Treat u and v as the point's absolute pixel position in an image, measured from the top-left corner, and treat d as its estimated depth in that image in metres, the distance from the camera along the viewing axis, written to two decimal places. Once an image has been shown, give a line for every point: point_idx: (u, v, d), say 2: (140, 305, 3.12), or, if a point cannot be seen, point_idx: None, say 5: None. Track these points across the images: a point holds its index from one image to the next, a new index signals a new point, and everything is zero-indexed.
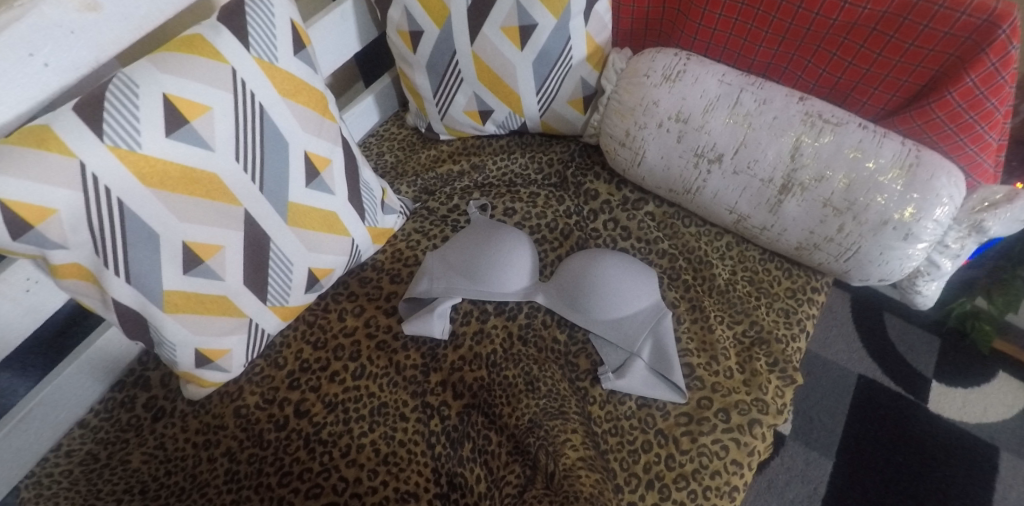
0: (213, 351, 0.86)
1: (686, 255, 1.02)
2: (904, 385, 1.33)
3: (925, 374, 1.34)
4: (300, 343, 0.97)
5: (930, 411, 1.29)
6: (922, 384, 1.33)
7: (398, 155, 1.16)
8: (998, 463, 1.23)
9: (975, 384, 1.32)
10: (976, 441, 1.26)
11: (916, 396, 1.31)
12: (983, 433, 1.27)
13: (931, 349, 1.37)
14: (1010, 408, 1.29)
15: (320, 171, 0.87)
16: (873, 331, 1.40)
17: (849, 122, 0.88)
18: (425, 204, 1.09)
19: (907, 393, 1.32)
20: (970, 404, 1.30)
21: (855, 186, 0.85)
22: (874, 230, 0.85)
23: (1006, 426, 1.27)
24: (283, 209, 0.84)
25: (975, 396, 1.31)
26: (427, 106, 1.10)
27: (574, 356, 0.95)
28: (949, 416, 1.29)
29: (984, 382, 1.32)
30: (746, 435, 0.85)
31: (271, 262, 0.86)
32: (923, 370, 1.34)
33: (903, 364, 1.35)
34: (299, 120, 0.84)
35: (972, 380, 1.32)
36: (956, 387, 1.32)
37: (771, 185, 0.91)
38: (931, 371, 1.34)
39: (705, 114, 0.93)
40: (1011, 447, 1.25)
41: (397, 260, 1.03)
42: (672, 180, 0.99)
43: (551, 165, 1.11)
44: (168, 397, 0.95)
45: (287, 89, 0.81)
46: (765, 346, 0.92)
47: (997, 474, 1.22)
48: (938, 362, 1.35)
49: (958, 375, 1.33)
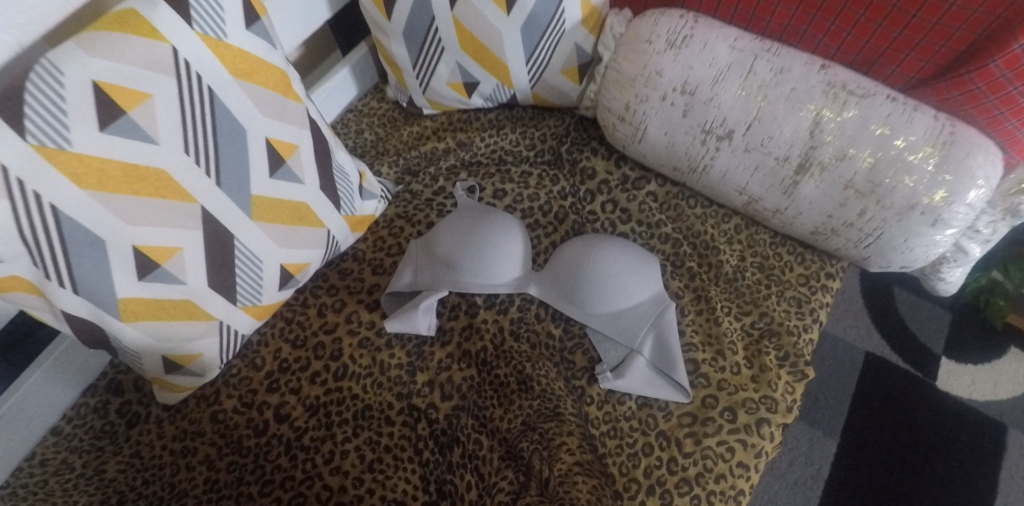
0: (181, 357, 0.80)
1: (691, 239, 0.94)
2: (912, 363, 1.27)
3: (935, 350, 1.28)
4: (278, 342, 0.90)
5: (939, 389, 1.24)
6: (932, 361, 1.27)
7: (378, 133, 1.07)
8: (1007, 442, 1.19)
9: (986, 360, 1.26)
10: (985, 419, 1.21)
11: (926, 374, 1.26)
12: (991, 411, 1.22)
13: (941, 324, 1.31)
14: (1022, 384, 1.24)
15: (285, 159, 0.79)
16: (882, 305, 1.34)
17: (877, 93, 0.79)
18: (408, 186, 1.01)
19: (916, 371, 1.26)
20: (981, 381, 1.25)
21: (881, 165, 0.77)
22: (899, 215, 0.78)
23: (1016, 403, 1.22)
24: (246, 202, 0.76)
25: (985, 373, 1.25)
26: (407, 79, 1.00)
27: (570, 353, 0.88)
28: (958, 393, 1.24)
29: (995, 358, 1.27)
30: (754, 436, 0.80)
31: (238, 260, 0.79)
32: (932, 346, 1.28)
33: (912, 341, 1.29)
34: (256, 102, 0.75)
35: (983, 356, 1.27)
36: (966, 364, 1.26)
37: (787, 164, 0.82)
38: (941, 346, 1.28)
39: (714, 85, 0.83)
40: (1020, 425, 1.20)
41: (380, 250, 0.96)
42: (677, 159, 0.91)
43: (544, 141, 1.02)
44: (143, 402, 0.89)
45: (242, 69, 0.73)
46: (775, 338, 0.86)
47: (1005, 452, 1.18)
48: (949, 337, 1.29)
49: (970, 351, 1.27)
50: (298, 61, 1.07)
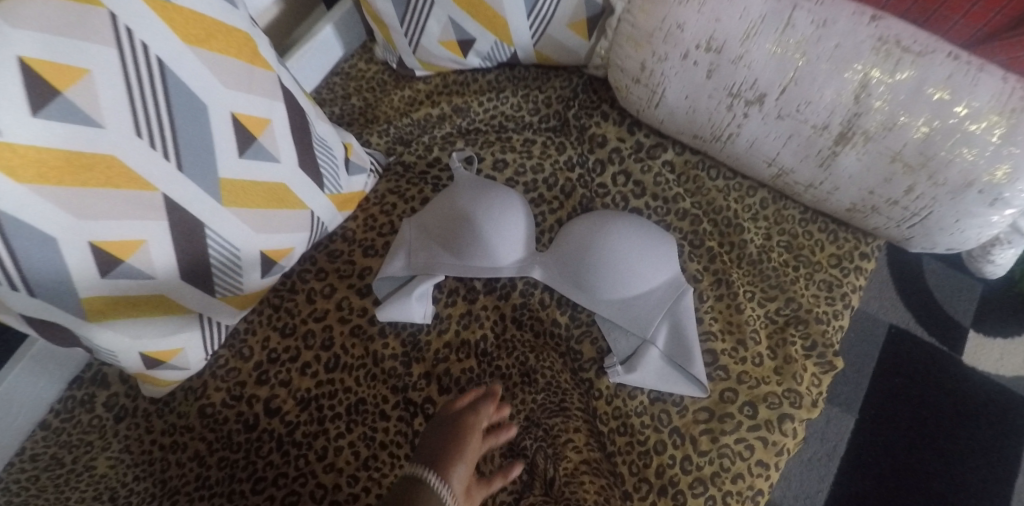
0: (161, 352, 0.75)
1: (711, 215, 0.85)
2: (939, 337, 1.19)
3: (963, 323, 1.20)
4: (267, 330, 0.84)
5: (964, 363, 1.17)
6: (959, 333, 1.19)
7: (366, 98, 0.97)
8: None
9: (1017, 334, 1.18)
10: (1013, 395, 1.15)
11: (951, 348, 1.18)
12: (1020, 387, 1.15)
13: (972, 295, 1.22)
14: None
15: (256, 136, 0.71)
16: (909, 274, 1.24)
17: (936, 50, 0.67)
18: (400, 157, 0.92)
19: (941, 345, 1.19)
20: (1009, 355, 1.17)
21: (936, 137, 0.67)
22: (953, 192, 0.69)
23: None
24: (214, 187, 0.69)
25: (1014, 347, 1.18)
26: (395, 37, 0.90)
27: (577, 342, 0.82)
28: (984, 369, 1.17)
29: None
30: (775, 433, 0.73)
31: (212, 250, 0.72)
32: (960, 318, 1.20)
33: (939, 313, 1.21)
34: (217, 72, 0.66)
35: (1013, 328, 1.19)
36: (994, 338, 1.18)
37: (826, 133, 0.73)
38: (969, 318, 1.20)
39: (745, 41, 0.72)
40: None
41: (371, 229, 0.88)
42: (699, 126, 0.81)
43: (549, 105, 0.92)
44: (130, 395, 0.84)
45: (195, 35, 0.64)
46: (802, 326, 0.79)
47: None
48: (979, 309, 1.21)
49: (1000, 323, 1.19)
50: (278, 19, 0.96)
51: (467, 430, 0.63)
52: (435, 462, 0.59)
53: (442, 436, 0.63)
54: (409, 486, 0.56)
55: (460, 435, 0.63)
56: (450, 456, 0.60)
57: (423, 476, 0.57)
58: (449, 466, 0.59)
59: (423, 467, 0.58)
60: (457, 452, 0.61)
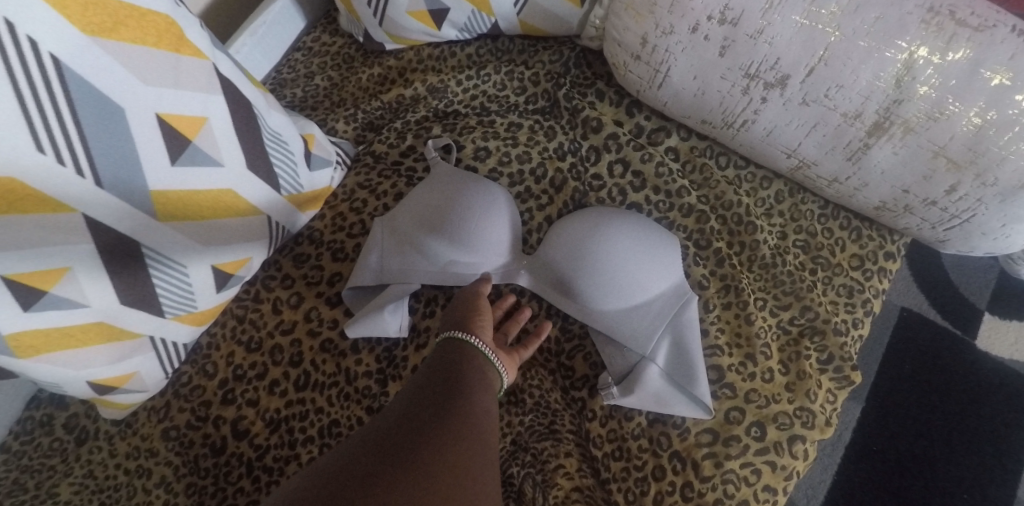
0: (113, 379, 0.68)
1: (719, 211, 0.76)
2: (951, 319, 1.11)
3: (979, 304, 1.11)
4: (231, 345, 0.77)
5: (978, 347, 1.09)
6: (974, 316, 1.10)
7: (332, 77, 0.91)
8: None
9: None
10: None
11: (966, 331, 1.10)
12: None
13: (991, 274, 1.13)
14: None
15: (190, 139, 0.61)
16: (924, 259, 1.15)
17: (997, 24, 0.55)
18: (370, 147, 0.84)
19: (954, 328, 1.10)
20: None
21: (989, 131, 0.56)
22: (1004, 194, 0.59)
23: None
24: (145, 202, 0.60)
25: None
26: (358, 8, 0.83)
27: (568, 357, 0.74)
28: (999, 354, 1.08)
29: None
30: (785, 456, 0.66)
31: (154, 271, 0.64)
32: (976, 300, 1.11)
33: (954, 295, 1.12)
34: (134, 68, 0.56)
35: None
36: (1012, 320, 1.09)
37: (858, 122, 0.62)
38: (985, 300, 1.11)
39: (767, 12, 0.60)
40: None
41: (339, 229, 0.80)
42: (707, 110, 0.71)
43: (537, 83, 0.83)
44: (91, 416, 0.78)
45: (97, 24, 0.53)
46: (818, 337, 0.71)
47: None
48: (997, 290, 1.11)
49: (1021, 307, 1.10)
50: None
51: (477, 298, 0.68)
52: (461, 321, 0.65)
53: (458, 307, 0.68)
54: (448, 345, 0.63)
55: (473, 301, 0.68)
56: (471, 313, 0.66)
57: (454, 332, 0.63)
58: (474, 321, 0.65)
59: (451, 329, 0.65)
60: (477, 311, 0.67)
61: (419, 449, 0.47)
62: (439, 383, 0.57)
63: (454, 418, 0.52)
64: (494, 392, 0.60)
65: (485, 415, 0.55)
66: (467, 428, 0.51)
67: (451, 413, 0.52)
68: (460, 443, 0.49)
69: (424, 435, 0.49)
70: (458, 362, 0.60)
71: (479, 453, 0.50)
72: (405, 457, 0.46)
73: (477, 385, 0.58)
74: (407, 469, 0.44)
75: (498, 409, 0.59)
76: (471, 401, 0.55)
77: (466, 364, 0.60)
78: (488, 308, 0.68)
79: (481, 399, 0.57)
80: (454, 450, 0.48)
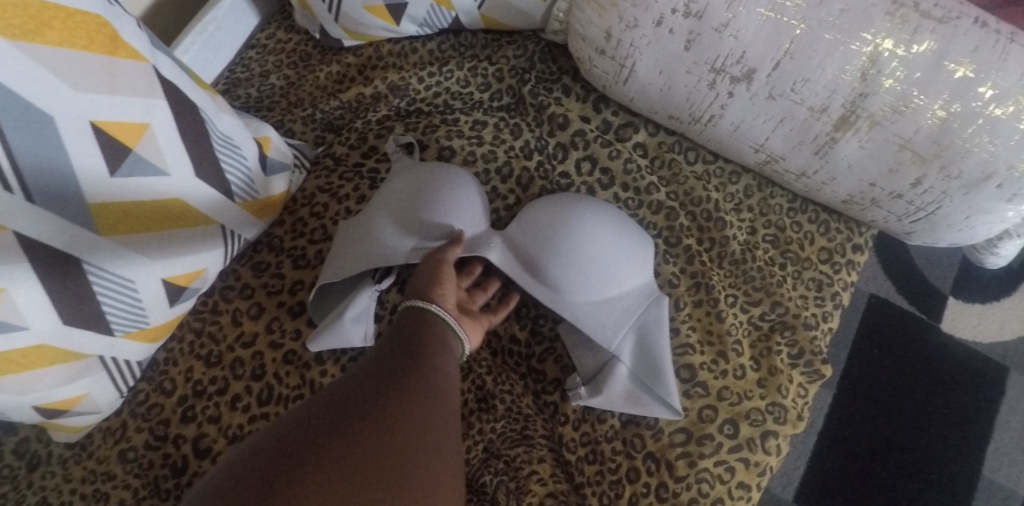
0: (61, 402, 0.64)
1: (689, 208, 0.75)
2: (917, 304, 1.12)
3: (944, 289, 1.13)
4: (189, 360, 0.74)
5: (943, 330, 1.11)
6: (939, 301, 1.12)
7: (288, 75, 0.87)
8: (1018, 386, 1.07)
9: (995, 298, 1.12)
10: (987, 361, 1.09)
11: (931, 315, 1.11)
12: (996, 353, 1.09)
13: (953, 259, 1.15)
14: None
15: (131, 147, 0.58)
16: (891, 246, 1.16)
17: (962, 15, 0.55)
18: (330, 148, 0.81)
19: (920, 312, 1.12)
20: (988, 321, 1.11)
21: (954, 123, 0.56)
22: (967, 186, 0.59)
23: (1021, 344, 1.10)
24: (83, 216, 0.56)
25: (992, 311, 1.11)
26: (312, 4, 0.79)
27: (539, 361, 0.73)
28: (963, 336, 1.10)
29: (1008, 295, 1.12)
30: (758, 453, 0.66)
31: (98, 288, 0.60)
32: (940, 285, 1.13)
33: (920, 280, 1.13)
34: (64, 73, 0.52)
35: (993, 292, 1.13)
36: (974, 303, 1.12)
37: (824, 116, 0.61)
38: (949, 285, 1.13)
39: (732, 4, 0.58)
40: None
41: (300, 235, 0.78)
42: (675, 106, 0.70)
43: (501, 79, 0.81)
44: (42, 440, 0.74)
45: (18, 27, 0.49)
46: (789, 332, 0.71)
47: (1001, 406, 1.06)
48: (960, 274, 1.14)
49: (981, 290, 1.12)
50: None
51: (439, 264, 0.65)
52: (422, 289, 0.63)
53: (421, 274, 0.65)
54: (410, 315, 0.61)
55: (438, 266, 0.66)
56: (434, 279, 0.64)
57: (415, 301, 0.62)
58: (435, 289, 0.63)
59: (412, 295, 0.64)
60: (438, 279, 0.64)
61: (378, 406, 0.47)
62: (401, 346, 0.56)
63: (415, 377, 0.52)
64: (455, 357, 0.60)
65: (445, 377, 0.55)
66: (428, 388, 0.51)
67: (411, 373, 0.52)
68: (420, 401, 0.49)
69: (384, 392, 0.49)
70: (419, 326, 0.60)
71: (440, 410, 0.50)
72: (364, 412, 0.46)
73: (438, 348, 0.58)
74: (367, 426, 0.44)
75: (459, 370, 0.59)
76: (432, 364, 0.55)
77: (427, 330, 0.59)
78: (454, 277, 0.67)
79: (442, 359, 0.57)
80: (413, 406, 0.48)
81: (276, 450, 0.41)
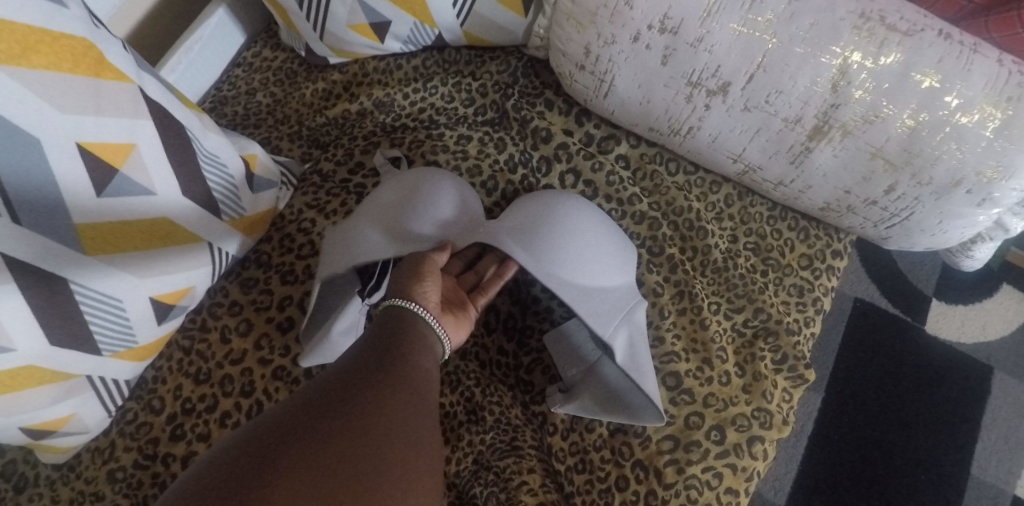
0: (48, 423, 0.64)
1: (671, 217, 0.77)
2: (901, 307, 1.14)
3: (927, 292, 1.15)
4: (178, 378, 0.74)
5: (927, 333, 1.12)
6: (922, 303, 1.14)
7: (275, 93, 0.89)
8: (1001, 386, 1.09)
9: (977, 299, 1.14)
10: (972, 363, 1.11)
11: (916, 318, 1.13)
12: (980, 353, 1.11)
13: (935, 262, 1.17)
14: (1011, 324, 1.13)
15: (118, 167, 0.58)
16: (873, 250, 1.18)
17: (925, 28, 0.57)
18: (317, 165, 0.82)
19: (904, 315, 1.13)
20: (971, 323, 1.13)
21: (923, 131, 0.58)
22: (939, 192, 0.61)
23: (1005, 345, 1.12)
24: (70, 237, 0.57)
25: (975, 313, 1.13)
26: (298, 23, 0.81)
27: (527, 372, 0.75)
28: (947, 337, 1.12)
29: (988, 297, 1.14)
30: (745, 458, 0.67)
31: (85, 307, 0.61)
32: (923, 288, 1.15)
33: (904, 283, 1.15)
34: (50, 95, 0.52)
35: (974, 295, 1.15)
36: (956, 305, 1.14)
37: (798, 127, 0.63)
38: (932, 287, 1.15)
39: (705, 20, 0.60)
40: (1008, 367, 1.10)
41: (288, 251, 0.78)
42: (654, 118, 0.71)
43: (485, 94, 0.83)
44: (29, 461, 0.73)
45: (4, 52, 0.49)
46: (772, 338, 0.72)
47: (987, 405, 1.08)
48: (942, 277, 1.16)
49: (963, 292, 1.14)
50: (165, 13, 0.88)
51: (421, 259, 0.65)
52: (403, 287, 0.63)
53: (405, 268, 0.65)
54: (390, 313, 0.61)
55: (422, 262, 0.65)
56: (415, 276, 0.64)
57: (396, 300, 0.62)
58: (416, 287, 0.63)
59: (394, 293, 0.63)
60: (421, 275, 0.64)
61: (351, 407, 0.47)
62: (376, 344, 0.56)
63: (390, 374, 0.52)
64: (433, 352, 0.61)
65: (426, 376, 0.56)
66: (403, 384, 0.52)
67: (386, 371, 0.52)
68: (396, 402, 0.49)
69: (360, 393, 0.49)
70: (402, 323, 0.60)
71: (415, 404, 0.51)
72: (336, 413, 0.46)
73: (415, 345, 0.58)
74: (338, 429, 0.45)
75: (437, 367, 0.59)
76: (408, 359, 0.56)
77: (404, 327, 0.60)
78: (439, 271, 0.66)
79: (420, 357, 0.57)
80: (387, 403, 0.49)
81: (247, 454, 0.42)
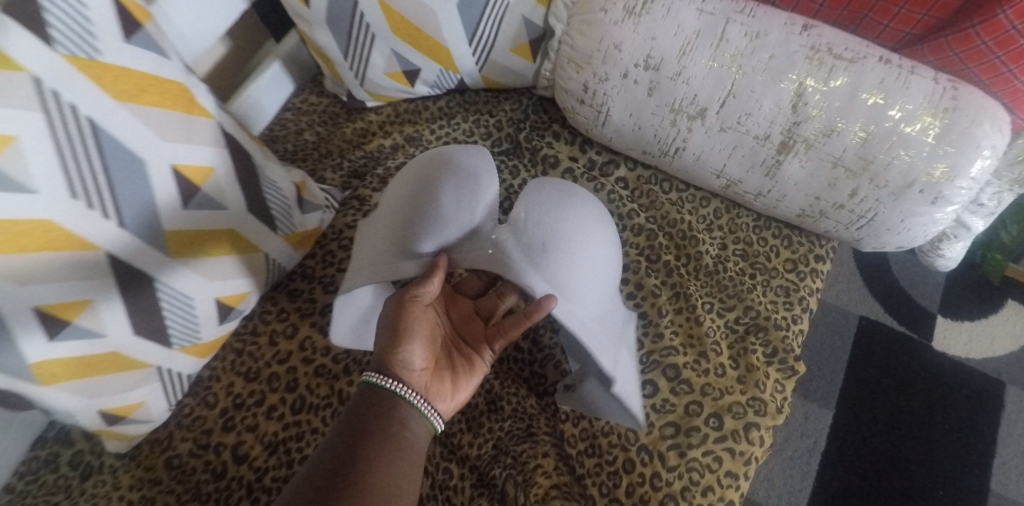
0: (122, 408, 0.74)
1: (666, 229, 0.87)
2: (907, 323, 1.20)
3: (930, 309, 1.21)
4: (231, 376, 0.83)
5: (934, 349, 1.17)
6: (928, 319, 1.20)
7: (319, 132, 1.03)
8: (1004, 399, 1.13)
9: (983, 315, 1.20)
10: (980, 377, 1.15)
11: (921, 334, 1.19)
12: (987, 368, 1.16)
13: (937, 281, 1.23)
14: (1017, 339, 1.18)
15: (200, 185, 0.71)
16: (874, 270, 1.25)
17: (868, 55, 0.69)
18: (356, 192, 0.94)
19: (909, 331, 1.19)
20: (977, 338, 1.18)
21: (874, 140, 0.68)
22: (895, 193, 0.70)
23: (1012, 359, 1.16)
24: (161, 241, 0.69)
25: (981, 328, 1.19)
26: (342, 72, 0.95)
27: (540, 366, 0.83)
28: (956, 353, 1.17)
29: (992, 313, 1.20)
30: (742, 442, 0.73)
31: (165, 303, 0.71)
32: (928, 305, 1.21)
33: (908, 301, 1.21)
34: (154, 126, 0.66)
35: (978, 311, 1.20)
36: (962, 320, 1.19)
37: (768, 143, 0.73)
38: (937, 303, 1.21)
39: (682, 57, 0.72)
40: (1017, 380, 1.14)
41: (329, 264, 0.90)
42: (646, 142, 0.82)
43: (500, 129, 0.95)
44: (95, 451, 0.80)
45: (125, 91, 0.63)
46: (762, 333, 0.80)
47: (1002, 410, 1.12)
48: (945, 294, 1.22)
49: (967, 308, 1.20)
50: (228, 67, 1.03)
51: (409, 311, 0.68)
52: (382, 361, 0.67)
53: (389, 323, 0.69)
54: (371, 404, 0.65)
55: (404, 318, 0.68)
56: (396, 345, 0.67)
57: (373, 378, 0.66)
58: (393, 361, 0.67)
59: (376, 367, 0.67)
60: (402, 341, 0.68)
61: None
62: (346, 455, 0.60)
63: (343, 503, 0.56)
64: (408, 453, 0.63)
65: (386, 493, 0.59)
66: None
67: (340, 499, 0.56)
68: None
69: None
70: (371, 425, 0.63)
71: None
72: None
73: (386, 455, 0.61)
74: None
75: (409, 475, 0.62)
76: (372, 479, 0.59)
77: (379, 430, 0.63)
78: (422, 325, 0.69)
79: (385, 471, 0.60)
80: None
81: None
